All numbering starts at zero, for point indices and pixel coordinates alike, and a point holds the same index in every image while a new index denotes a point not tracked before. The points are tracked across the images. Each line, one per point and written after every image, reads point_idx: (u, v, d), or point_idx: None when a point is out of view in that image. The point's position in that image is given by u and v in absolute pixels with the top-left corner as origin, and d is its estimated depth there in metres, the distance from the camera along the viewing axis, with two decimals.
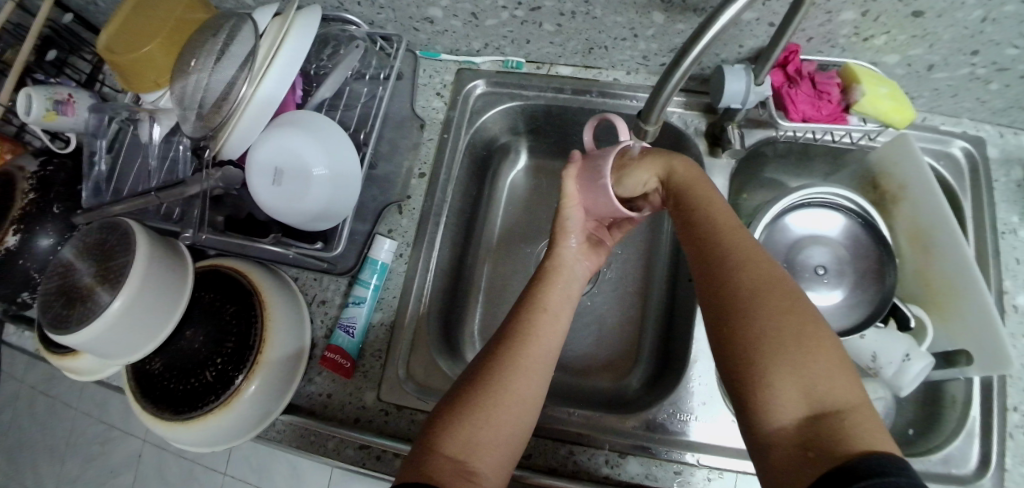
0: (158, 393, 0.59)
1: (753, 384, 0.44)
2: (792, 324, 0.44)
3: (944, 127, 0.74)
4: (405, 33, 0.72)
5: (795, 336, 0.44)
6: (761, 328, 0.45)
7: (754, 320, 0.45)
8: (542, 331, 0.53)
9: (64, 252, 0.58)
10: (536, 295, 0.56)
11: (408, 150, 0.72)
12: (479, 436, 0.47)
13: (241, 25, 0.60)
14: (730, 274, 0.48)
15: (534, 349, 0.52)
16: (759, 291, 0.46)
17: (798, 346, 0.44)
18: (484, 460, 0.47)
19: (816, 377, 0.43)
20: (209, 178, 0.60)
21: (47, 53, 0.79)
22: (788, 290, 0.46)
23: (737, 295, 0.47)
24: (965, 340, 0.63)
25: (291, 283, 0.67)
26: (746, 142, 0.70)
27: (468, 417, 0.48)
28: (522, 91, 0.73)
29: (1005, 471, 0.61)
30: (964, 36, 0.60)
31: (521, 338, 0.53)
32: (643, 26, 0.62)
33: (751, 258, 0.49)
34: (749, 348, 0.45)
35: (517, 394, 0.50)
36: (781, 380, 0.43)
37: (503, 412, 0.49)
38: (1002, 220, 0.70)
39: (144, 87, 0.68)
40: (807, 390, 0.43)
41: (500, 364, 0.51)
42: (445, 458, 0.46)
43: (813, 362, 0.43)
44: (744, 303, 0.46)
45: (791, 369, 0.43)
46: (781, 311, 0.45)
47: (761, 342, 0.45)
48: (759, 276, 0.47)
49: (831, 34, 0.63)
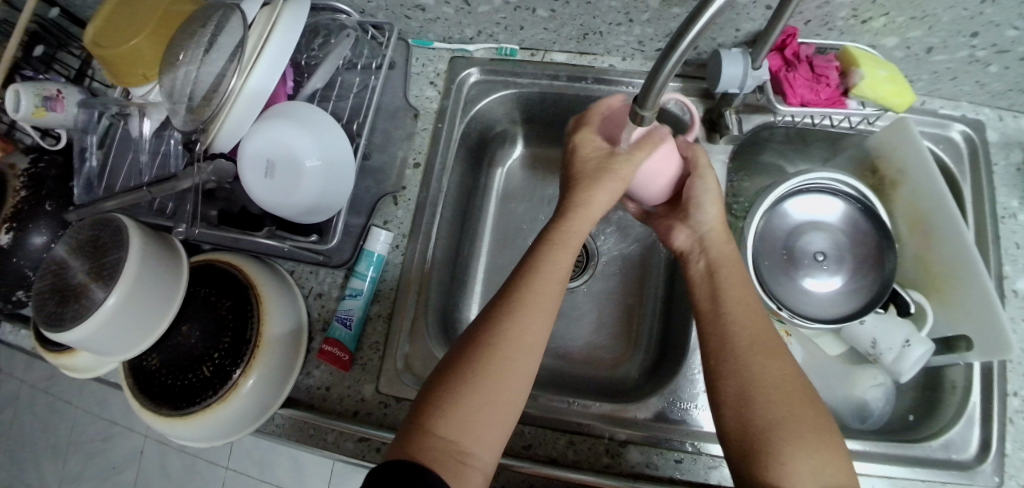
0: (155, 389, 0.59)
1: (764, 457, 0.46)
2: (810, 410, 0.48)
3: (943, 111, 0.73)
4: (397, 22, 0.71)
5: (805, 417, 0.47)
6: (784, 409, 0.47)
7: (776, 398, 0.48)
8: (540, 292, 0.52)
9: (57, 249, 0.57)
10: (535, 259, 0.54)
11: (402, 140, 0.71)
12: (471, 415, 0.47)
13: (229, 16, 0.59)
14: (759, 351, 0.50)
15: (532, 317, 0.51)
16: (785, 377, 0.49)
17: (814, 431, 0.47)
18: (477, 439, 0.47)
19: (828, 463, 0.45)
20: (201, 172, 0.59)
21: (35, 48, 0.78)
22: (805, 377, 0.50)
23: (756, 373, 0.49)
24: (963, 325, 0.63)
25: (287, 277, 0.66)
26: (744, 128, 0.69)
27: (472, 404, 0.47)
28: (517, 79, 0.72)
29: (1004, 455, 0.61)
30: (964, 17, 0.60)
31: (515, 307, 0.51)
32: (638, 10, 0.61)
33: (774, 341, 0.51)
34: (773, 423, 0.47)
35: (515, 368, 0.49)
36: (799, 458, 0.45)
37: (496, 387, 0.48)
38: (1002, 205, 0.70)
39: (133, 81, 0.66)
40: (819, 472, 0.45)
41: (489, 335, 0.50)
42: (436, 439, 0.46)
43: (828, 448, 0.46)
44: (770, 381, 0.49)
45: (809, 450, 0.46)
46: (802, 398, 0.48)
47: (774, 419, 0.47)
48: (784, 360, 0.50)
49: (829, 16, 0.63)
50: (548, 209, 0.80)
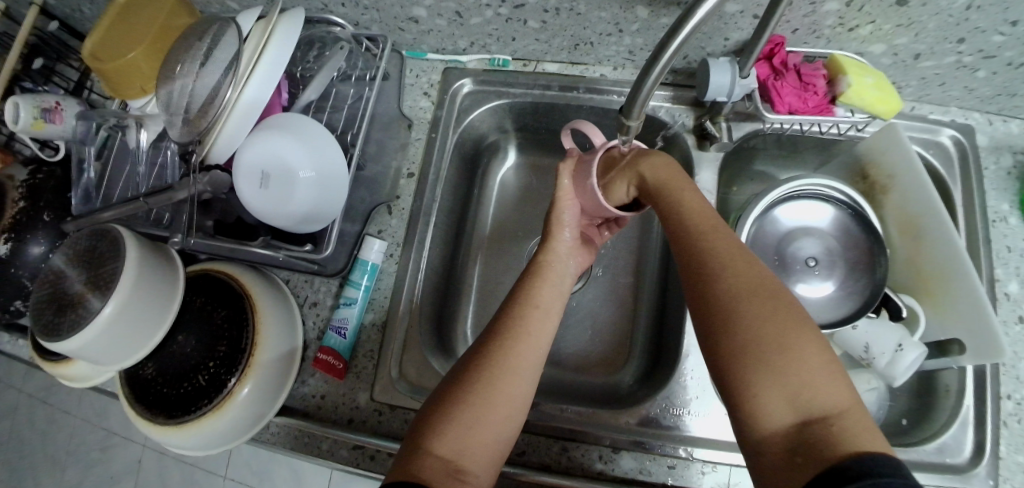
0: (151, 398, 0.59)
1: (737, 385, 0.44)
2: (779, 323, 0.44)
3: (933, 116, 0.73)
4: (391, 33, 0.72)
5: (776, 335, 0.44)
6: (744, 335, 0.44)
7: (737, 323, 0.45)
8: (533, 326, 0.53)
9: (55, 259, 0.58)
10: (528, 291, 0.55)
11: (396, 150, 0.72)
12: (470, 439, 0.47)
13: (225, 30, 0.60)
14: (712, 278, 0.47)
15: (527, 346, 0.52)
16: (742, 297, 0.46)
17: (784, 349, 0.43)
18: (475, 457, 0.47)
19: (799, 387, 0.42)
20: (197, 183, 0.60)
21: (35, 61, 0.78)
22: (768, 289, 0.46)
23: (722, 291, 0.46)
24: (956, 330, 0.63)
25: (282, 286, 0.67)
26: (733, 136, 0.70)
27: (464, 424, 0.48)
28: (509, 89, 0.73)
29: (999, 459, 0.61)
30: (949, 24, 0.60)
31: (511, 337, 0.52)
32: (627, 21, 0.62)
33: (726, 260, 0.48)
34: (731, 353, 0.45)
35: (509, 383, 0.50)
36: (767, 385, 0.43)
37: (493, 413, 0.49)
38: (993, 208, 0.71)
39: (131, 94, 0.68)
40: (792, 395, 0.42)
41: (493, 364, 0.50)
42: (437, 459, 0.46)
43: (802, 369, 0.42)
44: (731, 301, 0.46)
45: (777, 378, 0.43)
46: (769, 317, 0.44)
47: (744, 343, 0.44)
48: (742, 279, 0.46)
49: (816, 25, 0.63)
50: (540, 217, 0.80)
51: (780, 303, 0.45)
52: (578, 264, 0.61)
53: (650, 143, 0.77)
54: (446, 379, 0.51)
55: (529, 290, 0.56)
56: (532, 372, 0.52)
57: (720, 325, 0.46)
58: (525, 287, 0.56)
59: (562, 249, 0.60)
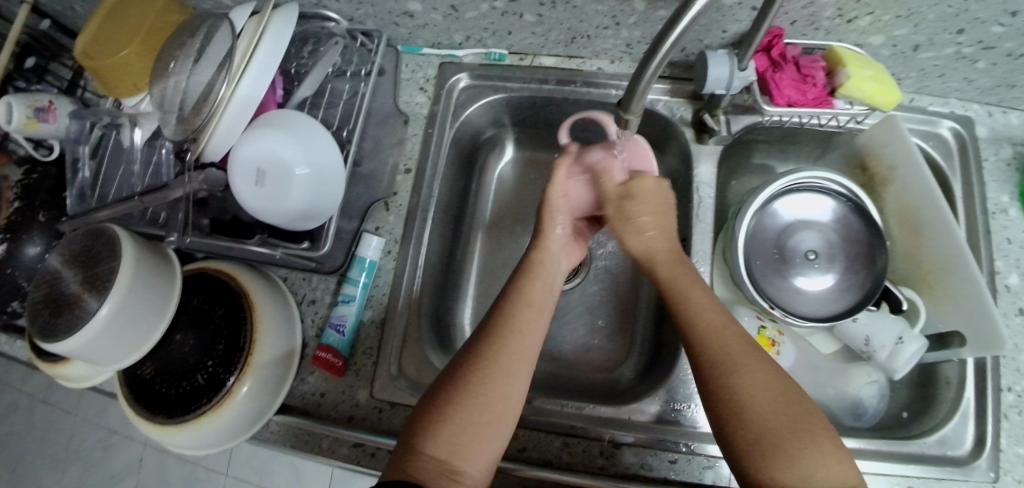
0: (150, 398, 0.59)
1: (753, 461, 0.44)
2: (790, 407, 0.46)
3: (932, 107, 0.73)
4: (386, 28, 0.72)
5: (790, 418, 0.45)
6: (760, 425, 0.45)
7: (751, 404, 0.46)
8: (525, 319, 0.53)
9: (51, 260, 0.57)
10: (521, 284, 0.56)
11: (392, 146, 0.71)
12: (463, 437, 0.47)
13: (217, 26, 0.59)
14: (728, 368, 0.48)
15: (521, 345, 0.52)
16: (756, 387, 0.47)
17: (797, 432, 0.44)
18: (468, 456, 0.47)
19: (813, 468, 0.43)
20: (191, 182, 0.60)
21: (26, 60, 0.78)
22: (778, 378, 0.47)
23: (737, 373, 0.48)
24: (957, 322, 0.63)
25: (281, 283, 0.67)
26: (732, 129, 0.69)
27: (455, 423, 0.48)
28: (506, 83, 0.73)
29: (999, 451, 0.61)
30: (949, 14, 0.60)
31: (500, 338, 0.52)
32: (624, 13, 0.62)
33: (739, 349, 0.49)
34: (747, 441, 0.45)
35: (506, 386, 0.50)
36: (776, 472, 0.43)
37: (485, 410, 0.48)
38: (993, 200, 0.70)
39: (124, 92, 0.67)
40: (805, 475, 0.43)
41: (483, 359, 0.50)
42: (431, 459, 0.46)
43: (818, 452, 0.44)
44: (749, 382, 0.47)
45: (794, 464, 0.43)
46: (782, 406, 0.46)
47: (760, 420, 0.45)
48: (756, 369, 0.48)
49: (814, 16, 0.63)
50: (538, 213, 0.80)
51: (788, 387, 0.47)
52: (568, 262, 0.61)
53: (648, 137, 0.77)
54: (441, 373, 0.51)
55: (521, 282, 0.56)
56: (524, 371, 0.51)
57: (732, 413, 0.46)
58: (516, 284, 0.56)
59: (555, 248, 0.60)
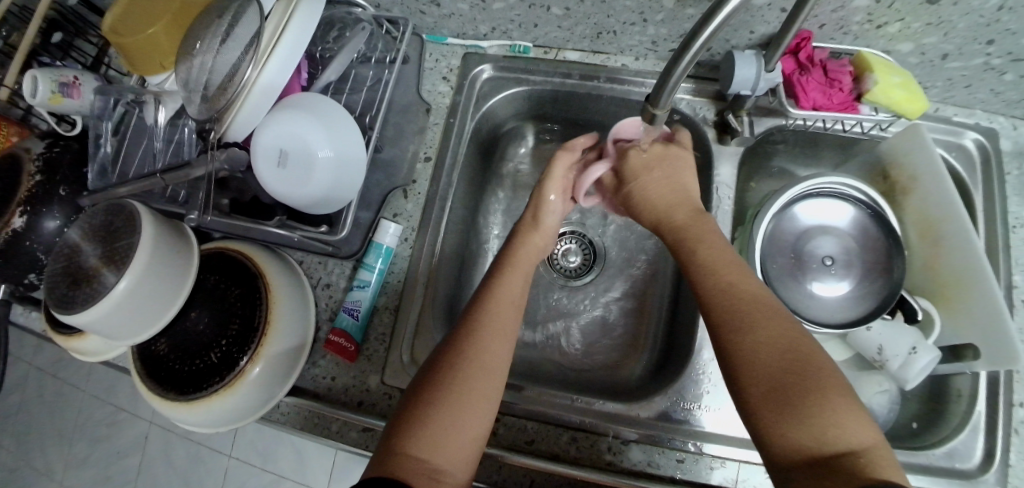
0: (163, 374, 0.59)
1: (767, 417, 0.45)
2: (805, 361, 0.45)
3: (957, 118, 0.72)
4: (412, 17, 0.72)
5: (805, 371, 0.45)
6: (773, 378, 0.45)
7: (765, 360, 0.46)
8: (499, 320, 0.54)
9: (71, 233, 0.58)
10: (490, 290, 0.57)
11: (413, 134, 0.71)
12: (443, 434, 0.47)
13: (246, 7, 0.60)
14: (739, 322, 0.49)
15: (493, 343, 0.53)
16: (766, 339, 0.47)
17: (814, 386, 0.44)
18: (448, 456, 0.47)
19: (828, 423, 0.43)
20: (214, 159, 0.59)
21: (53, 35, 0.78)
22: (789, 333, 0.47)
23: (756, 328, 0.48)
24: (971, 335, 0.62)
25: (296, 267, 0.67)
26: (755, 131, 0.69)
27: (438, 422, 0.47)
28: (529, 76, 0.73)
29: (1009, 466, 0.61)
30: (979, 24, 0.59)
31: (469, 340, 0.53)
32: (652, 10, 0.62)
33: (753, 304, 0.50)
34: (760, 395, 0.45)
35: (480, 381, 0.50)
36: (793, 427, 0.43)
37: (464, 404, 0.49)
38: (1014, 214, 0.70)
39: (150, 70, 0.68)
40: (818, 430, 0.43)
41: (456, 360, 0.51)
42: (413, 460, 0.46)
43: (830, 407, 0.43)
44: (765, 336, 0.47)
45: (806, 417, 0.43)
46: (794, 360, 0.46)
47: (778, 374, 0.45)
48: (769, 324, 0.48)
49: (843, 21, 0.63)
50: None
51: (802, 342, 0.47)
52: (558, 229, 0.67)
53: None
54: (416, 376, 0.52)
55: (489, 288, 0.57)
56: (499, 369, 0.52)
57: (744, 366, 0.47)
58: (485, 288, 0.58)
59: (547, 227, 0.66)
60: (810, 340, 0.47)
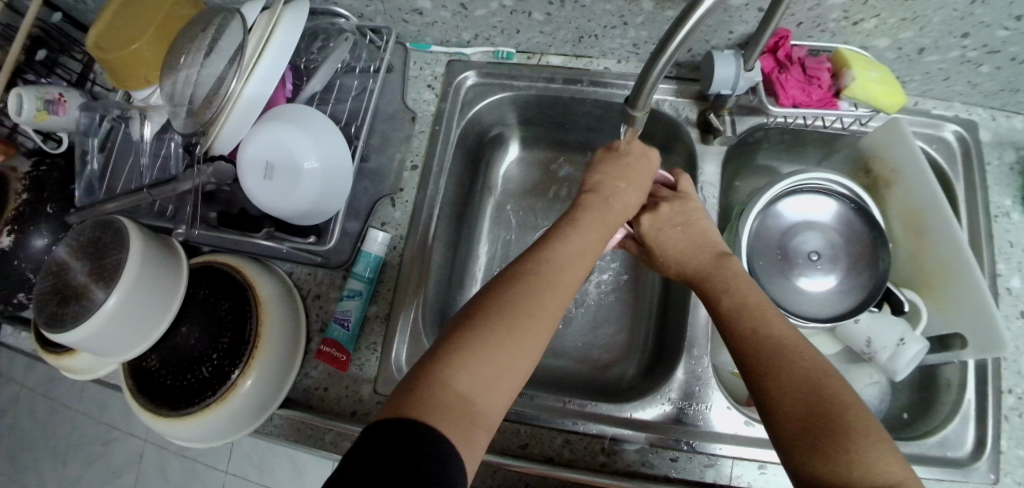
0: (154, 389, 0.59)
1: (800, 445, 0.44)
2: (835, 397, 0.46)
3: (936, 111, 0.73)
4: (395, 25, 0.72)
5: (835, 405, 0.45)
6: (803, 408, 0.46)
7: (798, 389, 0.47)
8: (564, 268, 0.54)
9: (58, 251, 0.58)
10: (562, 236, 0.56)
11: (400, 142, 0.72)
12: (491, 377, 0.47)
13: (228, 21, 0.60)
14: (774, 352, 0.49)
15: (556, 296, 0.52)
16: (793, 380, 0.47)
17: (844, 421, 0.44)
18: (489, 400, 0.46)
19: (859, 456, 0.43)
20: (201, 174, 0.60)
21: (38, 52, 0.78)
22: (817, 376, 0.47)
23: (790, 360, 0.48)
24: (958, 324, 0.63)
25: (285, 278, 0.67)
26: (738, 129, 0.70)
27: (489, 365, 0.47)
28: (513, 81, 0.73)
29: (1000, 453, 0.62)
30: (954, 18, 0.60)
31: (537, 285, 0.52)
32: (632, 13, 0.62)
33: (779, 345, 0.50)
34: (793, 425, 0.45)
35: (535, 330, 0.50)
36: (824, 458, 0.43)
37: (518, 349, 0.48)
38: (995, 204, 0.71)
39: (135, 85, 0.68)
40: (849, 463, 0.42)
41: (514, 301, 0.50)
42: (451, 393, 0.45)
43: (859, 448, 0.43)
44: (797, 367, 0.48)
45: (836, 459, 0.43)
46: (820, 403, 0.45)
47: (811, 405, 0.46)
48: (797, 364, 0.48)
49: (821, 18, 0.63)
50: (542, 211, 0.81)
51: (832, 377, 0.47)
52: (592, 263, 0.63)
53: (653, 137, 0.78)
54: (464, 308, 0.51)
55: (563, 234, 0.57)
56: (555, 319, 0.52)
57: (772, 409, 0.47)
58: (560, 230, 0.57)
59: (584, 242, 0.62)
60: (836, 381, 0.47)
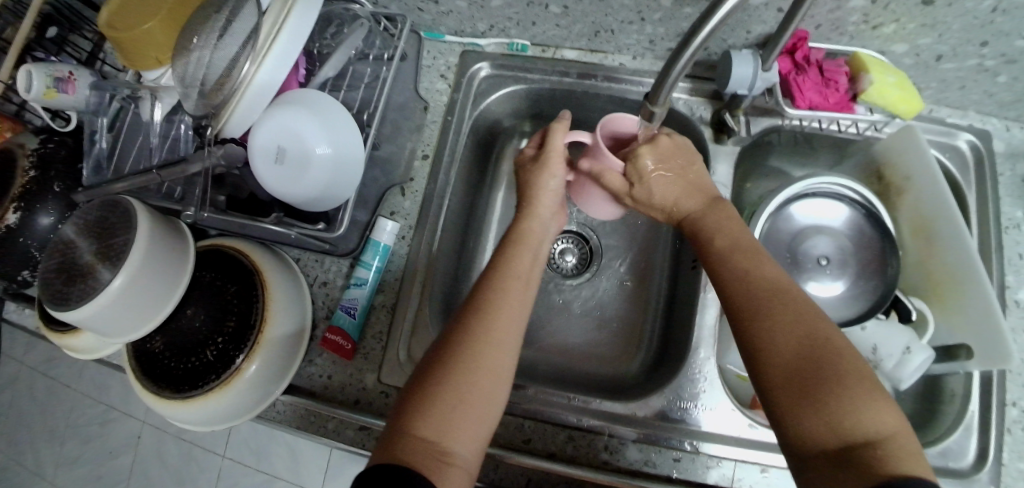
0: (158, 372, 0.59)
1: (787, 406, 0.44)
2: (822, 346, 0.45)
3: (951, 119, 0.73)
4: (410, 13, 0.72)
5: (823, 356, 0.45)
6: (789, 364, 0.45)
7: (781, 344, 0.46)
8: (513, 295, 0.54)
9: (66, 230, 0.57)
10: (508, 270, 0.55)
11: (411, 132, 0.72)
12: (455, 418, 0.47)
13: (243, 3, 0.59)
14: (758, 307, 0.48)
15: (505, 318, 0.52)
16: (781, 330, 0.47)
17: (832, 369, 0.44)
18: (458, 437, 0.47)
19: (846, 410, 0.42)
20: (211, 156, 0.59)
21: (48, 30, 0.78)
22: (806, 319, 0.47)
23: (773, 315, 0.48)
24: (965, 334, 0.63)
25: (293, 265, 0.67)
26: (752, 130, 0.70)
27: (448, 404, 0.47)
28: (526, 74, 0.73)
29: (1002, 465, 0.61)
30: (974, 26, 0.60)
31: (485, 312, 0.52)
32: (650, 9, 0.62)
33: (766, 293, 0.49)
34: (778, 382, 0.45)
35: (489, 359, 0.50)
36: (811, 415, 0.43)
37: (477, 384, 0.48)
38: (1006, 215, 0.70)
39: (146, 64, 0.67)
40: (835, 419, 0.42)
41: (471, 338, 0.50)
42: (420, 441, 0.46)
43: (846, 399, 0.43)
44: (783, 323, 0.47)
45: (821, 407, 0.43)
46: (808, 346, 0.45)
47: (800, 362, 0.45)
48: (784, 310, 0.48)
49: (840, 21, 0.63)
50: None
51: (819, 326, 0.46)
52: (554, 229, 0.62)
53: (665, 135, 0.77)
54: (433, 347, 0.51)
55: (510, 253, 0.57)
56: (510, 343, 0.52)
57: (761, 358, 0.47)
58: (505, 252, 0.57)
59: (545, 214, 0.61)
60: (827, 324, 0.47)
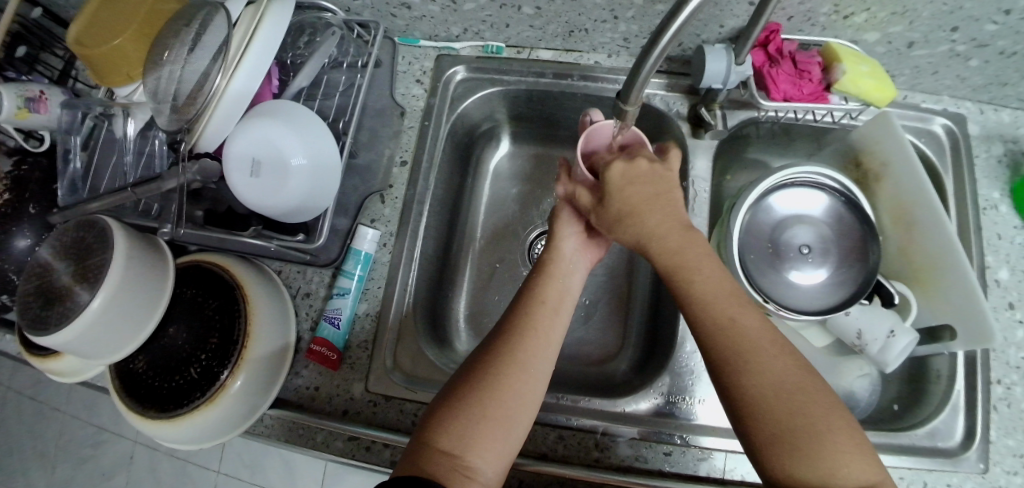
0: (142, 392, 0.58)
1: (782, 460, 0.44)
2: (813, 398, 0.45)
3: (925, 104, 0.74)
4: (384, 20, 0.72)
5: (815, 411, 0.44)
6: (783, 419, 0.44)
7: (774, 399, 0.45)
8: (540, 322, 0.53)
9: (41, 252, 0.56)
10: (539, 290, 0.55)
11: (389, 138, 0.71)
12: (477, 432, 0.47)
13: (213, 15, 0.59)
14: (744, 358, 0.46)
15: (535, 343, 0.52)
16: (776, 381, 0.45)
17: (823, 424, 0.44)
18: (481, 453, 0.47)
19: (839, 464, 0.43)
20: (185, 171, 0.58)
21: (18, 48, 0.76)
22: (793, 369, 0.46)
23: (764, 368, 0.46)
24: (947, 316, 0.63)
25: (275, 277, 0.66)
26: (729, 123, 0.70)
27: (472, 417, 0.48)
28: (502, 76, 0.73)
29: (989, 444, 0.62)
30: (943, 12, 0.60)
31: (521, 332, 0.52)
32: (622, 7, 0.62)
33: (758, 342, 0.47)
34: (771, 437, 0.44)
35: (523, 382, 0.50)
36: (806, 471, 0.43)
37: (501, 403, 0.48)
38: (984, 196, 0.71)
39: (117, 81, 0.66)
40: (830, 473, 0.43)
41: (504, 356, 0.50)
42: (442, 453, 0.46)
43: (837, 450, 0.43)
44: (776, 378, 0.45)
45: (818, 461, 0.43)
46: (800, 398, 0.45)
47: (792, 419, 0.44)
48: (774, 361, 0.46)
49: (811, 12, 0.63)
50: (532, 207, 0.80)
51: (804, 378, 0.46)
52: (585, 263, 0.60)
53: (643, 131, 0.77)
54: (462, 367, 0.52)
55: (548, 273, 0.57)
56: (545, 365, 0.51)
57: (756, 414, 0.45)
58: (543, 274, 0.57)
59: (569, 248, 0.59)
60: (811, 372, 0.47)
